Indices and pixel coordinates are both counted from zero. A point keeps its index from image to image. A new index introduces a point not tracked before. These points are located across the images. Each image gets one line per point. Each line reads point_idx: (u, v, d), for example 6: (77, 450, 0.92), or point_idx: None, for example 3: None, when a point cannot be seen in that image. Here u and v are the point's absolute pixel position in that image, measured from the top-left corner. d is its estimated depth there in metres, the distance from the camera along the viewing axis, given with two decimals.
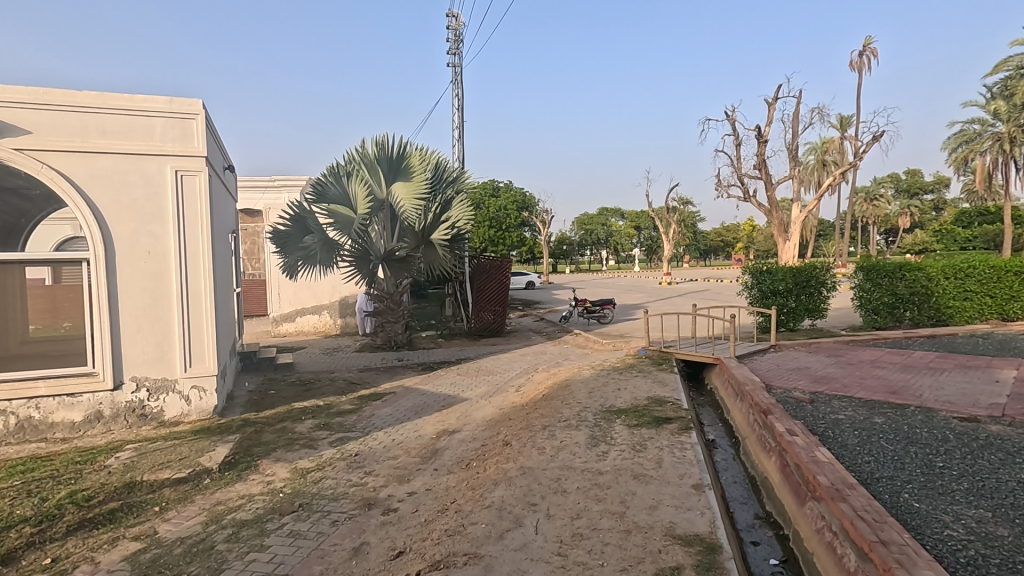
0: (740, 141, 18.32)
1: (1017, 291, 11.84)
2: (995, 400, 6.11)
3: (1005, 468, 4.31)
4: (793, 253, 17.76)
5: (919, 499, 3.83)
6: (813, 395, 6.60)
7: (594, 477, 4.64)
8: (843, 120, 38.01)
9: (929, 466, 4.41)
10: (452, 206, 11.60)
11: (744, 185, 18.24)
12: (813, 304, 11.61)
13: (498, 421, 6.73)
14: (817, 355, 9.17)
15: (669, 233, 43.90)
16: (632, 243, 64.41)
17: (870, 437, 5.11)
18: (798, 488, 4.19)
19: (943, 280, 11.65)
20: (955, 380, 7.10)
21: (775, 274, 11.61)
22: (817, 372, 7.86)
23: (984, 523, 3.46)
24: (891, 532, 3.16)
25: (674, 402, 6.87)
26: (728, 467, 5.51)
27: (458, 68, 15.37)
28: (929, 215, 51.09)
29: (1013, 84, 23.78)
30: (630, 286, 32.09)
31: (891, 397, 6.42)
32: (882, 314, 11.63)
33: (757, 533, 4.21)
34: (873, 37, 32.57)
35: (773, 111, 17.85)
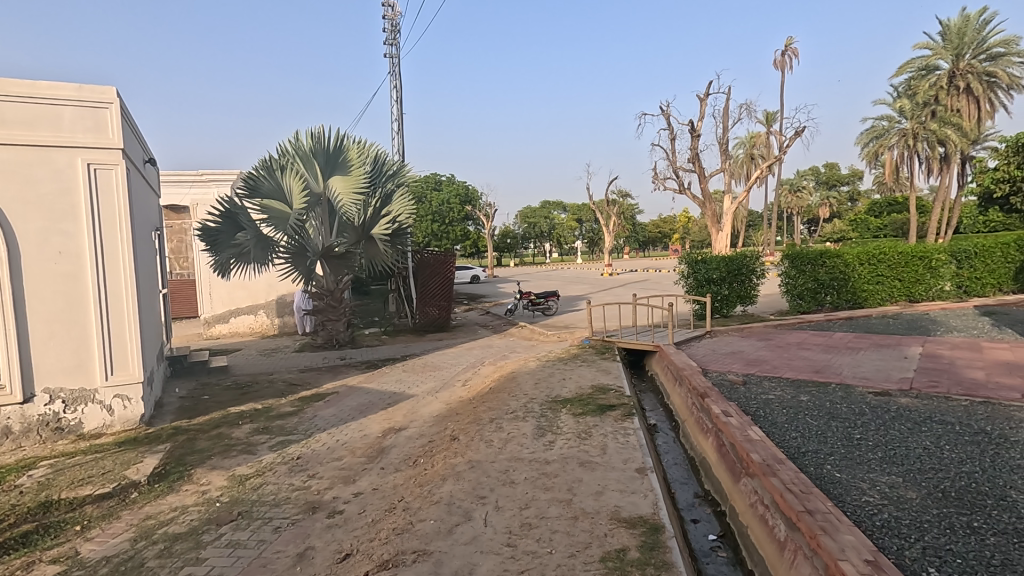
0: (675, 135, 19.03)
1: (922, 274, 12.94)
2: (905, 374, 6.68)
3: (913, 436, 4.71)
4: (725, 242, 18.62)
5: (840, 470, 4.12)
6: (746, 377, 6.99)
7: (542, 466, 4.72)
8: (769, 115, 39.96)
9: (848, 438, 4.77)
10: (393, 199, 11.35)
11: (679, 178, 18.89)
12: (745, 291, 12.22)
13: (445, 416, 6.70)
14: (749, 339, 9.67)
15: (610, 226, 45.17)
16: (575, 236, 65.59)
17: (796, 414, 5.45)
18: (733, 465, 4.42)
19: (859, 266, 12.57)
20: (870, 358, 7.69)
21: (710, 263, 12.12)
22: (749, 355, 8.30)
23: (896, 488, 3.77)
24: (816, 501, 3.39)
25: (617, 389, 7.07)
26: (669, 449, 5.74)
27: (395, 59, 15.02)
28: (846, 205, 54.74)
29: (914, 84, 25.87)
30: (573, 277, 32.70)
31: (815, 376, 6.87)
32: (806, 299, 12.38)
33: (697, 511, 4.41)
34: (793, 38, 34.33)
35: (705, 107, 18.58)
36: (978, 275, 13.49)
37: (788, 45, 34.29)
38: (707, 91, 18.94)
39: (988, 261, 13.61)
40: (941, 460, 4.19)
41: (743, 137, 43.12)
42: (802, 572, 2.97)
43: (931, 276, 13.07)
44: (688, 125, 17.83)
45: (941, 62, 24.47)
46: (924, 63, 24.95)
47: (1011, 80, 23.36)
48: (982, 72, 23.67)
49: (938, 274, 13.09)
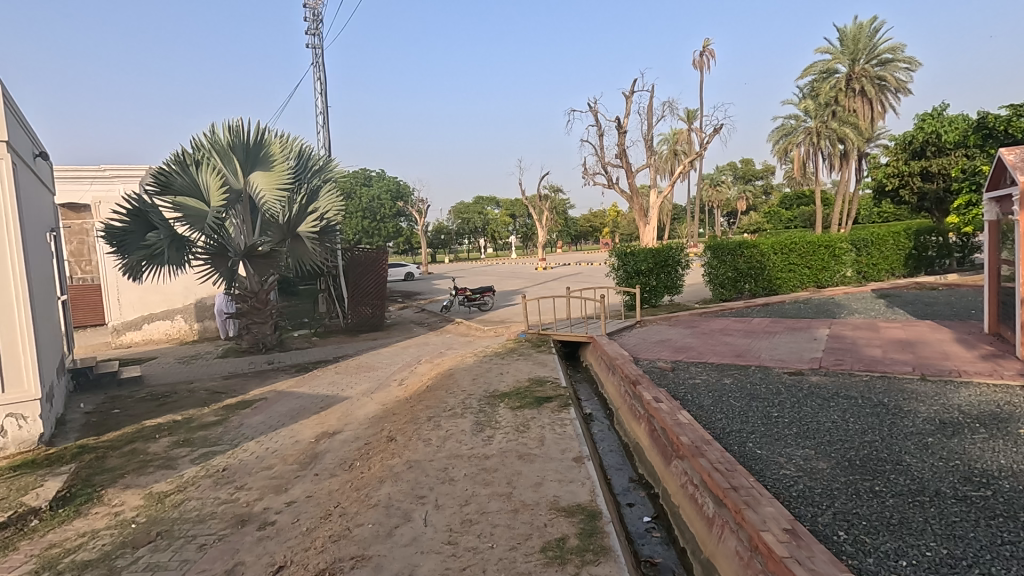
0: (603, 131, 19.53)
1: (828, 261, 14.03)
2: (815, 355, 7.23)
3: (823, 411, 5.10)
4: (652, 235, 19.35)
5: (760, 446, 4.40)
6: (674, 364, 7.31)
7: (481, 461, 4.72)
8: (690, 113, 41.82)
9: (767, 416, 5.09)
10: (320, 196, 10.96)
11: (607, 173, 19.40)
12: (671, 281, 12.77)
13: (382, 417, 6.55)
14: (676, 327, 10.11)
15: (543, 220, 45.81)
16: (509, 231, 65.97)
17: (721, 397, 5.76)
18: (665, 449, 4.61)
19: (773, 255, 13.43)
20: (785, 341, 8.25)
21: (638, 255, 12.55)
22: (677, 342, 8.69)
23: (810, 460, 4.07)
24: (740, 478, 3.60)
25: (553, 381, 7.19)
26: (604, 437, 5.90)
27: (317, 50, 14.45)
28: (760, 198, 58.32)
29: (817, 86, 27.91)
30: (507, 272, 32.91)
31: (737, 360, 7.30)
32: (727, 287, 13.10)
33: (631, 495, 4.57)
34: (709, 40, 36.05)
35: (630, 104, 19.14)
36: (874, 261, 14.80)
37: (705, 46, 35.96)
38: (632, 88, 19.53)
39: (882, 249, 14.96)
40: (847, 432, 4.56)
41: (666, 133, 44.87)
42: (729, 545, 3.14)
43: (835, 263, 14.19)
44: (615, 121, 18.34)
45: (840, 66, 26.55)
46: (825, 66, 26.97)
47: (899, 83, 25.73)
48: (874, 76, 25.89)
49: (841, 261, 14.24)
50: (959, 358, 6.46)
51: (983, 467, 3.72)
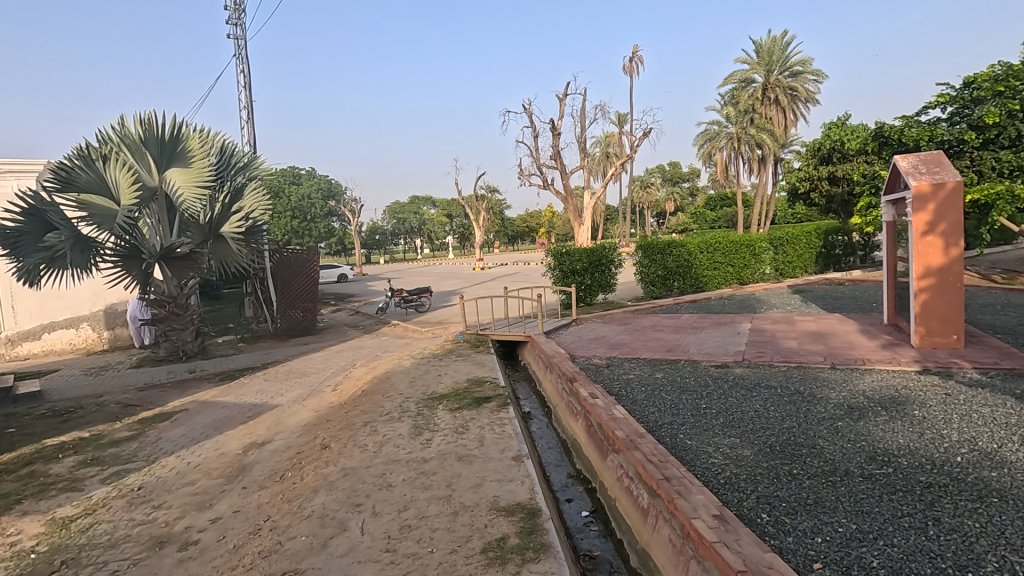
0: (538, 132, 19.77)
1: (749, 260, 14.89)
2: (739, 348, 7.65)
3: (747, 401, 5.41)
4: (587, 235, 19.78)
5: (690, 437, 4.60)
6: (609, 360, 7.51)
7: (419, 465, 4.64)
8: (620, 117, 43.12)
9: (696, 408, 5.33)
10: (244, 194, 10.44)
11: (543, 174, 19.65)
12: (605, 280, 13.12)
13: (315, 424, 6.31)
14: (611, 324, 10.40)
15: (480, 220, 45.79)
16: (446, 231, 65.44)
17: (653, 391, 5.98)
18: (601, 444, 4.72)
19: (699, 254, 14.10)
20: (711, 335, 8.67)
21: (573, 255, 12.80)
22: (611, 339, 8.92)
23: (735, 448, 4.30)
24: (672, 468, 3.74)
25: (492, 381, 7.20)
26: (543, 434, 5.97)
27: (240, 41, 13.71)
28: (687, 200, 61.05)
29: (737, 94, 29.55)
30: (444, 273, 32.64)
31: (668, 355, 7.59)
32: (658, 285, 13.61)
33: (570, 491, 4.65)
34: (638, 47, 37.34)
35: (564, 107, 19.49)
36: (790, 259, 15.85)
37: (634, 53, 37.21)
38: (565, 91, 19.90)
39: (796, 248, 16.05)
40: (768, 420, 4.85)
41: (599, 136, 46.02)
42: (663, 534, 3.26)
43: (755, 261, 15.09)
44: (549, 123, 18.61)
45: (756, 76, 28.26)
46: (744, 76, 28.60)
47: (808, 94, 27.73)
48: (786, 86, 27.78)
49: (760, 259, 15.16)
50: (864, 348, 7.03)
51: (885, 447, 4.06)
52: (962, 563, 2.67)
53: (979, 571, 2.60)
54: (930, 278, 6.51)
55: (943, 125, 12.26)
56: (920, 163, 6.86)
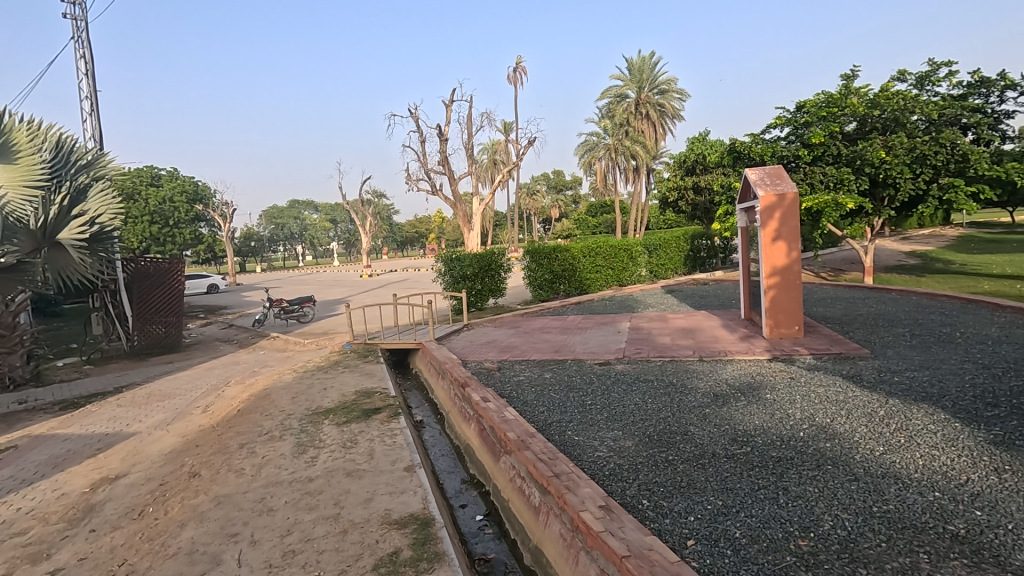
0: (425, 138, 19.63)
1: (626, 263, 15.93)
2: (619, 346, 8.14)
3: (628, 395, 5.76)
4: (476, 241, 19.96)
5: (577, 433, 4.81)
6: (500, 363, 7.62)
7: (303, 485, 4.36)
8: (506, 125, 44.14)
9: (582, 405, 5.58)
10: (88, 196, 9.22)
11: (431, 179, 19.54)
12: (494, 284, 13.30)
13: (181, 450, 5.70)
14: (501, 328, 10.55)
15: (367, 226, 44.30)
16: (330, 237, 62.48)
17: (543, 391, 6.17)
18: (494, 446, 4.77)
19: (583, 258, 14.81)
20: (595, 335, 9.14)
21: (463, 260, 12.83)
22: (502, 343, 9.07)
23: (618, 440, 4.56)
24: (561, 464, 3.88)
25: (382, 391, 6.99)
26: (436, 442, 5.91)
27: (79, 22, 12.07)
28: (570, 207, 63.86)
29: (613, 108, 31.56)
30: (330, 280, 31.24)
31: (555, 355, 7.87)
32: (545, 288, 14.07)
33: (464, 496, 4.64)
34: (521, 58, 38.44)
35: (450, 113, 19.52)
36: (662, 262, 17.18)
37: (518, 64, 38.22)
38: (451, 98, 19.92)
39: (668, 252, 17.46)
40: (646, 411, 5.22)
41: (486, 144, 46.72)
42: (554, 529, 3.37)
43: (632, 264, 16.17)
44: (436, 129, 18.56)
45: (629, 92, 30.43)
46: (618, 91, 30.62)
47: (674, 111, 30.40)
48: (655, 103, 30.19)
49: (637, 262, 16.29)
50: (725, 341, 7.82)
51: (744, 428, 4.54)
52: (805, 524, 3.06)
53: (818, 529, 2.99)
54: (777, 275, 7.39)
55: (783, 143, 14.06)
56: (765, 176, 7.77)
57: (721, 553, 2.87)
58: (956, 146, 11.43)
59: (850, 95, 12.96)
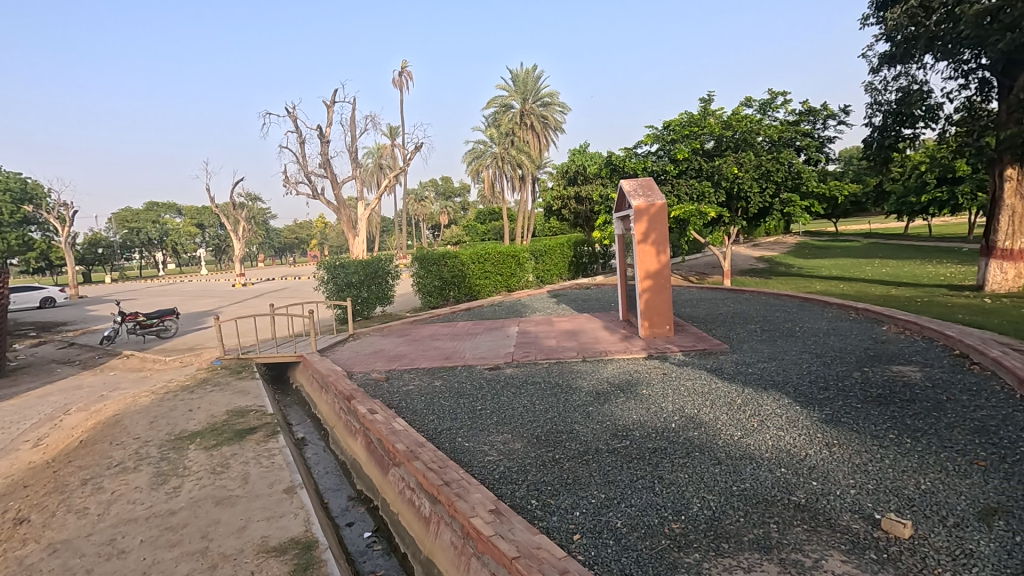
0: (304, 138, 18.61)
1: (514, 269, 16.29)
2: (508, 350, 8.29)
3: (516, 398, 5.88)
4: (362, 247, 19.28)
5: (467, 439, 4.81)
6: (388, 373, 7.40)
7: (164, 520, 3.90)
8: (392, 130, 43.22)
9: (473, 410, 5.60)
10: None
11: (311, 182, 18.55)
12: (382, 292, 12.93)
13: (4, 494, 4.83)
14: (389, 336, 10.28)
15: (240, 231, 40.90)
16: (196, 243, 56.83)
17: (432, 399, 6.09)
18: (382, 459, 4.62)
19: (472, 264, 14.90)
20: (485, 340, 9.23)
21: (348, 267, 12.31)
22: (390, 352, 8.82)
23: (508, 443, 4.63)
24: (451, 472, 3.86)
25: (258, 409, 6.47)
26: (320, 460, 5.60)
27: None
28: (459, 213, 64.03)
29: (499, 118, 32.20)
30: (197, 290, 28.45)
31: (445, 362, 7.81)
32: (434, 295, 13.95)
33: (351, 513, 4.44)
34: (406, 63, 37.91)
35: (332, 114, 18.69)
36: (548, 268, 17.80)
37: (403, 68, 37.63)
38: (332, 98, 19.09)
39: (553, 257, 18.14)
40: (534, 413, 5.36)
41: (370, 147, 45.36)
42: (445, 537, 3.34)
43: (520, 270, 16.58)
44: (316, 130, 17.67)
45: (514, 103, 31.26)
46: (504, 101, 31.32)
47: (557, 123, 31.75)
48: (539, 115, 31.35)
49: (524, 268, 16.73)
50: (606, 341, 8.28)
51: (624, 423, 4.83)
52: (678, 508, 3.33)
53: (688, 511, 3.26)
54: (649, 279, 7.99)
55: (653, 157, 15.23)
56: (638, 187, 8.37)
57: (605, 544, 3.02)
58: (792, 165, 13.14)
59: (709, 116, 14.38)
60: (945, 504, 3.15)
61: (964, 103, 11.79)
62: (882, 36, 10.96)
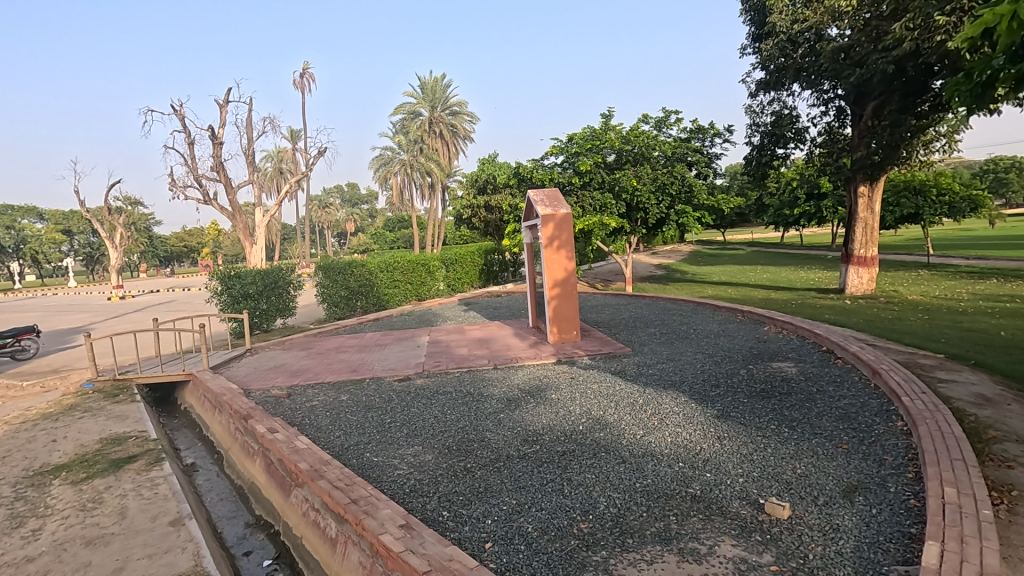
0: (193, 139, 17.26)
1: (424, 278, 16.10)
2: (419, 360, 8.16)
3: (427, 409, 5.78)
4: (261, 256, 18.15)
5: (375, 454, 4.65)
6: (290, 389, 7.00)
7: (20, 568, 3.41)
8: (294, 133, 41.23)
9: (381, 424, 5.44)
10: None
11: (202, 186, 17.19)
12: (283, 303, 12.24)
13: None
14: (291, 350, 9.72)
15: (117, 238, 36.92)
16: (62, 252, 50.55)
17: (338, 414, 5.84)
18: (283, 480, 4.35)
19: (381, 273, 14.52)
20: (394, 351, 9.03)
21: (244, 278, 11.52)
22: (292, 366, 8.36)
23: (418, 455, 4.54)
24: (358, 489, 3.71)
25: (138, 435, 5.85)
26: (212, 486, 5.17)
27: None
28: (367, 221, 62.22)
29: (407, 124, 31.80)
30: (65, 305, 25.32)
31: (352, 375, 7.54)
32: (340, 306, 13.42)
33: (249, 542, 4.14)
34: (308, 64, 36.39)
35: (225, 114, 17.50)
36: (458, 276, 17.77)
37: (304, 69, 36.05)
38: (225, 97, 17.88)
39: (464, 266, 18.14)
40: (445, 423, 5.31)
41: (269, 151, 42.96)
42: (352, 558, 3.21)
43: (430, 279, 16.40)
44: (208, 130, 16.46)
45: (422, 110, 31.05)
46: (412, 108, 31.00)
47: (465, 132, 31.99)
48: (448, 123, 31.44)
49: (434, 276, 16.58)
50: (516, 348, 8.40)
51: (534, 428, 4.91)
52: (585, 508, 3.43)
53: (595, 511, 3.38)
54: (557, 287, 8.22)
55: (559, 169, 15.74)
56: (544, 197, 8.58)
57: (516, 549, 3.05)
58: (685, 179, 14.18)
59: (609, 130, 15.13)
60: (817, 485, 3.52)
61: (825, 128, 13.36)
62: (758, 64, 12.14)
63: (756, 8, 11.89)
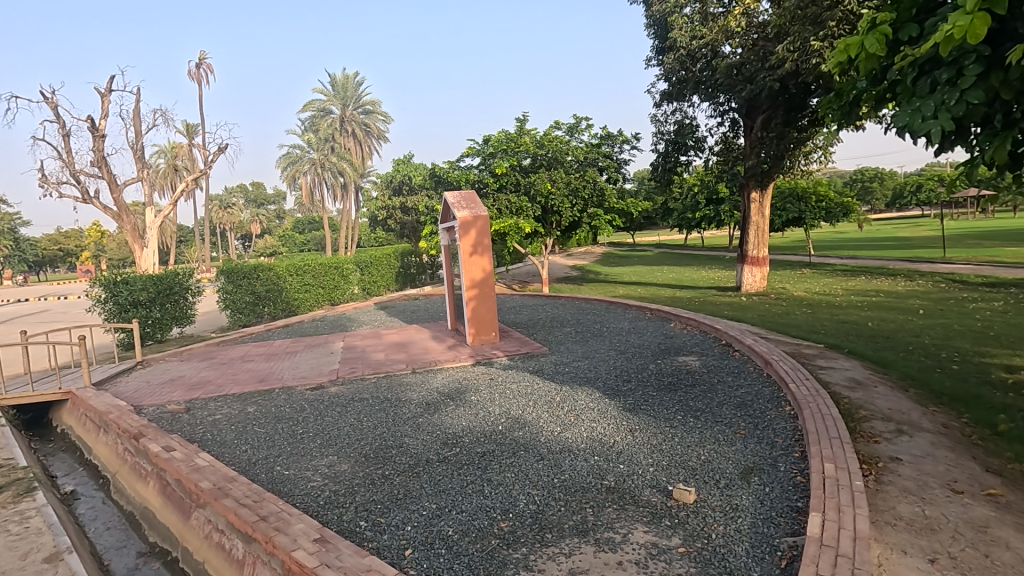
0: (68, 131, 15.46)
1: (337, 281, 15.51)
2: (332, 367, 7.85)
3: (342, 418, 5.57)
4: (153, 260, 16.63)
5: (286, 467, 4.42)
6: (188, 403, 6.48)
7: None
8: (190, 128, 38.21)
9: (292, 435, 5.17)
10: None
11: (79, 183, 15.44)
12: (179, 311, 11.30)
13: None
14: (189, 361, 8.99)
15: None
16: None
17: (244, 428, 5.48)
18: (181, 502, 4.02)
19: (290, 277, 13.80)
20: (306, 358, 8.62)
21: (133, 284, 10.50)
22: (190, 378, 7.74)
23: (334, 466, 4.36)
24: (268, 505, 3.51)
25: (5, 463, 5.16)
26: (97, 515, 4.67)
27: None
28: (274, 223, 58.91)
29: (316, 122, 30.51)
30: None
31: (259, 385, 7.10)
32: (245, 312, 12.61)
33: (141, 572, 3.79)
34: (205, 55, 33.83)
35: (107, 104, 15.85)
36: (374, 279, 17.29)
37: (200, 60, 33.44)
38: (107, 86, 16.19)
39: (379, 269, 17.66)
40: (361, 430, 5.14)
41: (161, 146, 39.48)
42: None
43: (344, 283, 15.82)
44: (86, 121, 14.83)
45: (333, 108, 29.94)
46: (322, 105, 29.78)
47: (379, 131, 31.32)
48: (361, 122, 30.64)
49: (348, 279, 16.01)
50: (435, 351, 8.32)
51: (453, 431, 4.88)
52: (506, 506, 3.47)
53: (514, 509, 3.42)
54: (475, 287, 8.24)
55: (475, 171, 15.77)
56: (461, 200, 8.57)
57: (436, 554, 3.02)
58: (596, 183, 14.75)
59: (524, 134, 15.39)
60: (718, 469, 3.79)
61: (721, 138, 14.40)
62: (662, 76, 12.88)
63: (659, 24, 12.59)
